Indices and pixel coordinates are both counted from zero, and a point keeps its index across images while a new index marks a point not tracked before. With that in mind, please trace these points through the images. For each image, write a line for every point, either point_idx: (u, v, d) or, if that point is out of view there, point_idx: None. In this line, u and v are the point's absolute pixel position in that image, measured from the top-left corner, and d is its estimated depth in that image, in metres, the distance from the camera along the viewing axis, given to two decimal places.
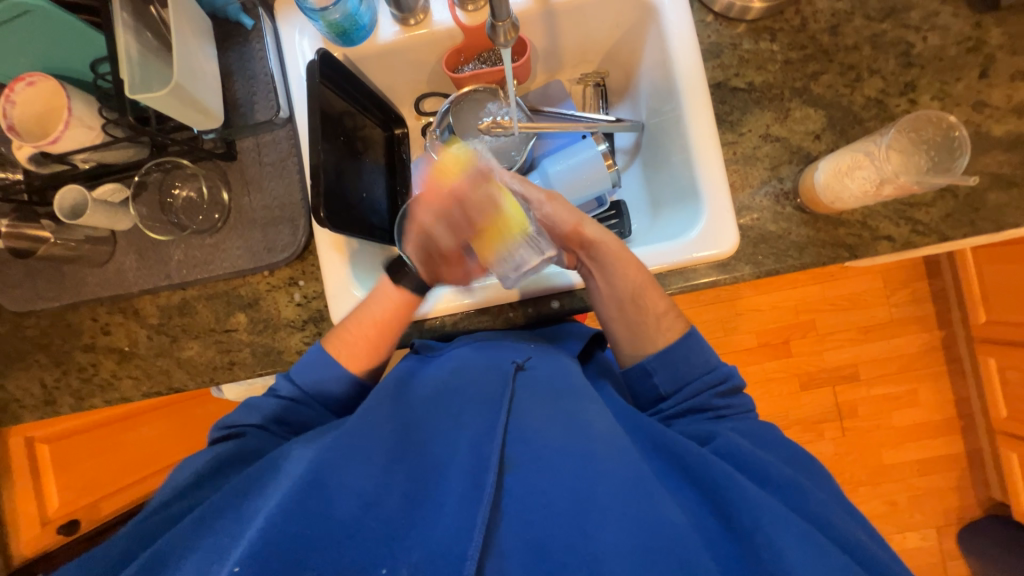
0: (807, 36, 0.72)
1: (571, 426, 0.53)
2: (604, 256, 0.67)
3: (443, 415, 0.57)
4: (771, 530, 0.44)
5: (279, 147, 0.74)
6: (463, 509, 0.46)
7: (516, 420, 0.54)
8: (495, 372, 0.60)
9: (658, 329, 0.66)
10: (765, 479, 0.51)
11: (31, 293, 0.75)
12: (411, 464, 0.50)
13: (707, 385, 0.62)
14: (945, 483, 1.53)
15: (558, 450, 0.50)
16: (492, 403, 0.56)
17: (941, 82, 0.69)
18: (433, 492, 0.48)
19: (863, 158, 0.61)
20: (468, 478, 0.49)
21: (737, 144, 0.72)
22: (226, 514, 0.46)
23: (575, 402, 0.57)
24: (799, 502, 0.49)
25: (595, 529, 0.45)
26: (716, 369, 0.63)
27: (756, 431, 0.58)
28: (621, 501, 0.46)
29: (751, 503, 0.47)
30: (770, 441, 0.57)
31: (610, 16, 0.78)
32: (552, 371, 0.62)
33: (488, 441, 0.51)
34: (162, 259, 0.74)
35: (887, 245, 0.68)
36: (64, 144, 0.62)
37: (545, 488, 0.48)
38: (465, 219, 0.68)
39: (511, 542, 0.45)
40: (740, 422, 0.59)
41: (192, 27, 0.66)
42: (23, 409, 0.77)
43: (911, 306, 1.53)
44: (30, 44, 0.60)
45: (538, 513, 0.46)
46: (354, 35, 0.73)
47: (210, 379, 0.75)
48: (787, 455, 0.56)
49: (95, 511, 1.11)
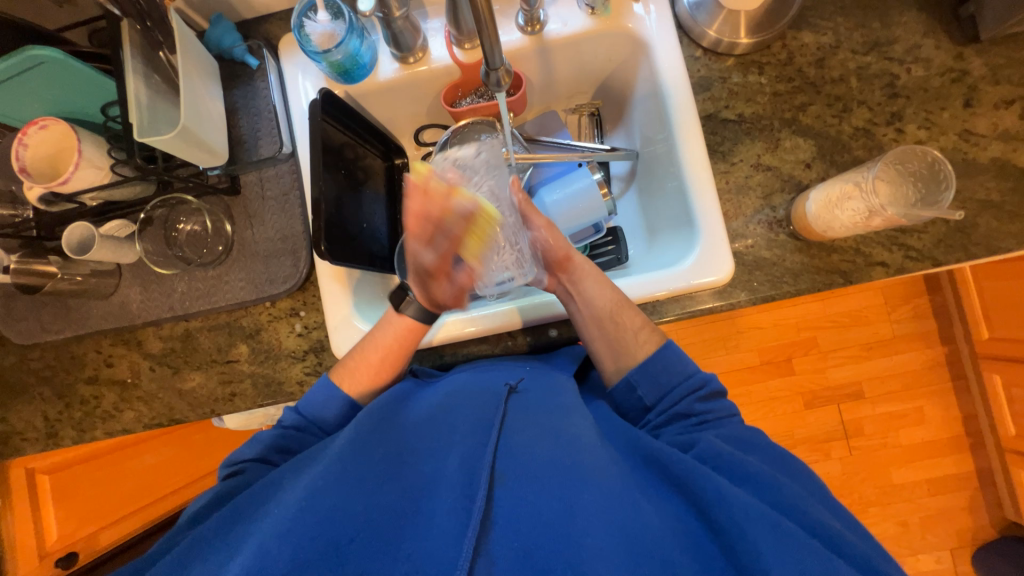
0: (794, 69, 0.74)
1: (560, 440, 0.54)
2: (591, 277, 0.69)
3: (435, 437, 0.56)
4: (746, 526, 0.45)
5: (281, 181, 0.76)
6: (453, 522, 0.46)
7: (508, 436, 0.54)
8: (487, 391, 0.61)
9: (628, 346, 0.65)
10: (748, 479, 0.51)
11: (37, 325, 0.76)
12: (405, 483, 0.50)
13: (687, 391, 0.62)
14: (956, 503, 1.51)
15: (545, 461, 0.51)
16: (484, 420, 0.56)
17: (927, 112, 0.70)
18: (424, 508, 0.48)
19: (852, 189, 0.62)
20: (458, 488, 0.49)
21: (729, 173, 0.73)
22: (220, 543, 0.46)
23: (564, 418, 0.58)
24: (779, 498, 0.49)
25: (581, 534, 0.45)
26: (694, 376, 0.63)
27: (737, 435, 0.58)
28: (606, 507, 0.47)
29: (728, 500, 0.47)
30: (752, 442, 0.57)
31: (603, 51, 0.81)
32: (543, 389, 0.62)
33: (479, 455, 0.51)
34: (165, 291, 0.75)
35: (881, 271, 0.69)
36: (74, 184, 0.64)
37: (531, 498, 0.48)
38: (446, 235, 0.63)
39: (501, 548, 0.45)
40: (725, 427, 0.59)
41: (200, 70, 0.68)
42: (24, 441, 0.77)
43: (913, 322, 1.53)
44: (45, 91, 0.62)
45: (525, 522, 0.46)
46: (355, 73, 0.76)
47: (211, 410, 0.76)
48: (771, 455, 0.56)
49: (93, 542, 1.09)
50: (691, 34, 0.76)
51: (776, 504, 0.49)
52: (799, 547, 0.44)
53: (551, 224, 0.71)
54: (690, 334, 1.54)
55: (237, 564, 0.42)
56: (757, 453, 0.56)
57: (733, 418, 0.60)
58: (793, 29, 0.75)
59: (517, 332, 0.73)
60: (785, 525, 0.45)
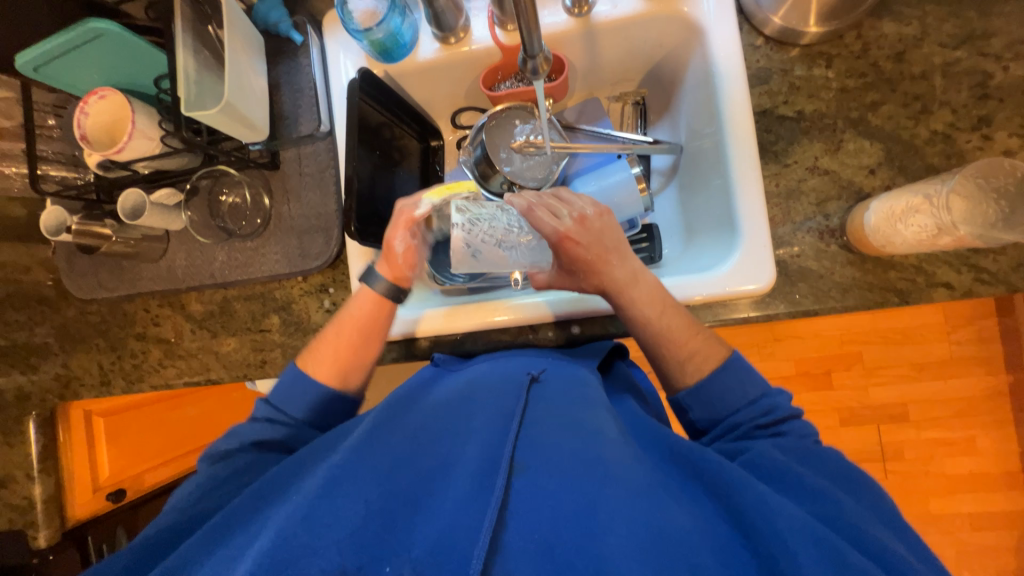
0: (867, 62, 0.67)
1: (582, 431, 0.51)
2: (624, 289, 0.62)
3: (454, 424, 0.55)
4: (785, 533, 0.42)
5: (318, 159, 0.77)
6: (469, 508, 0.45)
7: (528, 429, 0.52)
8: (508, 379, 0.60)
9: (683, 371, 0.61)
10: (794, 487, 0.49)
11: (95, 282, 0.82)
12: (419, 472, 0.50)
13: (747, 418, 0.57)
14: (1000, 542, 1.40)
15: (567, 454, 0.49)
16: (505, 409, 0.54)
17: (1022, 117, 0.62)
18: (439, 496, 0.47)
19: (921, 203, 0.56)
20: (476, 478, 0.47)
21: (781, 175, 0.68)
22: (246, 526, 0.47)
23: (587, 410, 0.55)
24: (834, 513, 0.46)
25: (603, 530, 0.43)
26: (756, 402, 0.58)
27: (799, 446, 0.53)
28: (630, 504, 0.45)
29: (769, 506, 0.44)
30: (814, 455, 0.53)
31: (654, 36, 0.76)
32: (567, 380, 0.60)
33: (499, 446, 0.50)
34: (207, 259, 0.79)
35: (944, 293, 0.62)
36: (128, 153, 0.68)
37: (551, 491, 0.46)
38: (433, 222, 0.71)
39: (518, 540, 0.43)
40: (790, 440, 0.54)
41: (245, 45, 0.70)
42: (82, 387, 0.85)
43: (975, 345, 1.40)
44: (103, 62, 0.66)
45: (546, 514, 0.45)
46: (395, 52, 0.75)
47: (243, 375, 0.80)
48: (829, 469, 0.52)
49: (139, 482, 1.18)
50: (754, 21, 0.70)
51: (823, 517, 0.46)
52: (845, 563, 0.41)
53: (582, 216, 0.64)
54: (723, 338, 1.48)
55: (253, 557, 0.41)
56: (813, 464, 0.52)
57: (809, 438, 0.55)
58: (872, 17, 0.67)
59: (539, 326, 0.73)
60: (832, 541, 0.42)
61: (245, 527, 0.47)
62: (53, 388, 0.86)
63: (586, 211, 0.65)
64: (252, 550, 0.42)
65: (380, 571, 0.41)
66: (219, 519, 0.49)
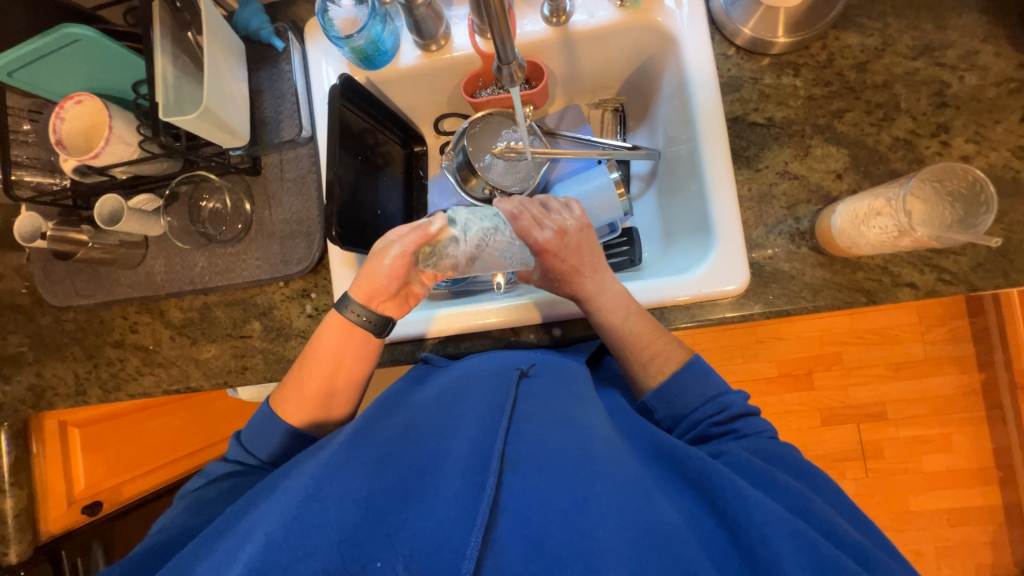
0: (833, 71, 0.70)
1: (570, 427, 0.52)
2: (591, 299, 0.65)
3: (443, 418, 0.55)
4: (767, 528, 0.43)
5: (300, 164, 0.77)
6: (458, 505, 0.44)
7: (518, 423, 0.52)
8: (498, 376, 0.60)
9: (646, 371, 0.63)
10: (770, 485, 0.49)
11: (71, 290, 0.81)
12: (408, 466, 0.49)
13: (705, 415, 0.58)
14: (977, 536, 1.44)
15: (555, 449, 0.49)
16: (495, 405, 0.54)
17: (978, 125, 0.65)
18: (428, 489, 0.46)
19: (882, 205, 0.59)
20: (465, 474, 0.46)
21: (753, 179, 0.70)
22: (228, 532, 0.46)
23: (575, 408, 0.55)
24: (801, 501, 0.47)
25: (592, 525, 0.43)
26: (714, 400, 0.59)
27: (760, 444, 0.55)
28: (618, 501, 0.45)
29: (747, 500, 0.45)
30: (776, 453, 0.54)
31: (630, 45, 0.78)
32: (556, 375, 0.61)
33: (489, 439, 0.49)
34: (187, 265, 0.78)
35: (909, 292, 0.64)
36: (105, 159, 0.68)
37: (543, 486, 0.46)
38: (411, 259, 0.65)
39: (510, 536, 0.43)
40: (750, 441, 0.55)
41: (225, 51, 0.70)
42: (57, 396, 0.83)
43: (948, 345, 1.44)
44: (79, 68, 0.65)
45: (537, 510, 0.44)
46: (376, 60, 0.76)
47: (223, 382, 0.79)
48: (790, 465, 0.54)
49: (116, 495, 1.13)
50: (725, 31, 0.72)
51: (797, 510, 0.47)
52: (819, 554, 0.42)
53: (563, 229, 0.66)
54: (708, 341, 1.50)
55: (245, 558, 0.40)
56: (775, 463, 0.54)
57: (764, 434, 0.56)
58: (836, 29, 0.70)
59: (521, 329, 0.73)
60: (805, 532, 0.43)
61: (227, 533, 0.46)
62: (26, 398, 0.84)
63: (568, 224, 0.67)
64: (237, 557, 0.41)
65: (370, 567, 0.40)
66: (219, 520, 0.49)
